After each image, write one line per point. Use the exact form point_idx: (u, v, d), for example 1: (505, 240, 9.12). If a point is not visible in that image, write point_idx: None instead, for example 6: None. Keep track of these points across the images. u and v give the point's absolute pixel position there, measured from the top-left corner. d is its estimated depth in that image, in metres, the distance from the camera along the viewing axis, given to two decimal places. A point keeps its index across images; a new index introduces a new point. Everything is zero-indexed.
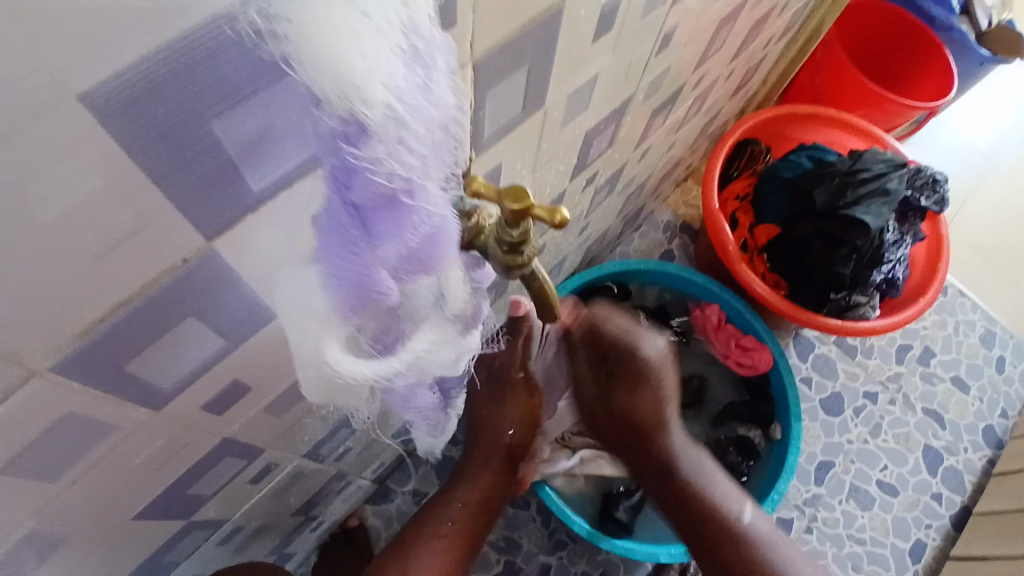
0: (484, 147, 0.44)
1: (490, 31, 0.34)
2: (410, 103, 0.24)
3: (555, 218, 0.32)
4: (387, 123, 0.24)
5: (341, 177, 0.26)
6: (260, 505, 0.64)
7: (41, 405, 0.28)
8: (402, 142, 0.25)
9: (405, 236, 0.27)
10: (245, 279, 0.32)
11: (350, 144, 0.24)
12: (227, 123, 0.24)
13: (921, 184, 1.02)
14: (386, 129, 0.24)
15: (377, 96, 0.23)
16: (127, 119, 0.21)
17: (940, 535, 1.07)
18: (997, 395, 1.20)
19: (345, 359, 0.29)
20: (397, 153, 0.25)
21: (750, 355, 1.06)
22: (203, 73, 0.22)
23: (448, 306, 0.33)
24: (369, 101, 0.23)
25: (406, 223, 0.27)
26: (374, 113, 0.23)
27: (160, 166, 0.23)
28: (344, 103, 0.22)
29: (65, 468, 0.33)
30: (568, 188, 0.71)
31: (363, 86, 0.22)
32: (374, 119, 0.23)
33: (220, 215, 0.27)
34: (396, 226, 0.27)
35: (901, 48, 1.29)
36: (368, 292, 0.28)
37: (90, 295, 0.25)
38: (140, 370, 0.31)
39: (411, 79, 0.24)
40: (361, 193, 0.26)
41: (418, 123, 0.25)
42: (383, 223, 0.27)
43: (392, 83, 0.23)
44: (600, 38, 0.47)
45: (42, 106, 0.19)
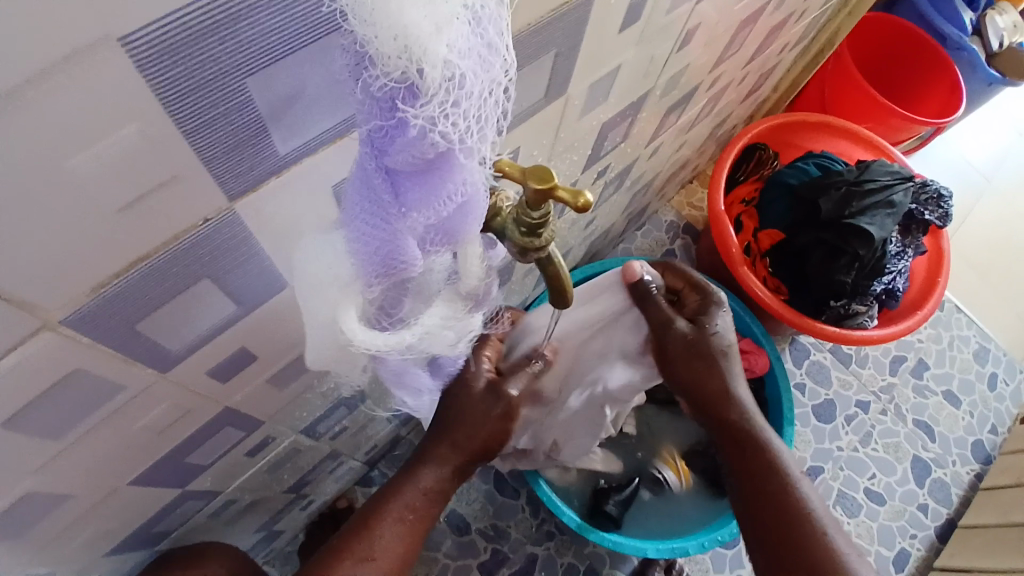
0: (505, 130, 0.43)
1: (524, 12, 0.34)
2: (466, 69, 0.23)
3: (578, 201, 0.32)
4: (440, 88, 0.23)
5: (383, 138, 0.25)
6: (254, 479, 0.64)
7: (51, 358, 0.27)
8: (456, 110, 0.24)
9: (437, 206, 0.27)
10: (262, 246, 0.32)
11: (401, 103, 0.23)
12: (262, 81, 0.24)
13: (926, 198, 1.04)
14: (440, 94, 0.23)
15: (438, 55, 0.22)
16: (165, 68, 0.21)
17: (925, 545, 1.08)
18: (987, 411, 1.21)
19: (364, 331, 0.32)
20: (452, 117, 0.24)
21: (745, 358, 1.04)
22: (246, 28, 0.22)
23: (458, 285, 0.36)
24: (429, 62, 0.22)
25: (440, 191, 0.27)
26: (431, 76, 0.22)
27: (191, 120, 0.23)
28: (403, 57, 0.22)
29: (70, 427, 0.33)
30: (580, 180, 0.71)
31: (425, 44, 0.22)
32: (429, 80, 0.23)
33: (245, 175, 0.27)
34: (430, 195, 0.27)
35: (909, 63, 1.29)
36: (391, 250, 0.29)
37: (112, 247, 0.25)
38: (151, 331, 0.31)
39: (469, 40, 0.23)
40: (404, 158, 0.25)
41: (471, 88, 0.24)
42: (417, 189, 0.27)
43: (451, 47, 0.22)
44: (626, 29, 0.47)
45: (81, 46, 0.18)
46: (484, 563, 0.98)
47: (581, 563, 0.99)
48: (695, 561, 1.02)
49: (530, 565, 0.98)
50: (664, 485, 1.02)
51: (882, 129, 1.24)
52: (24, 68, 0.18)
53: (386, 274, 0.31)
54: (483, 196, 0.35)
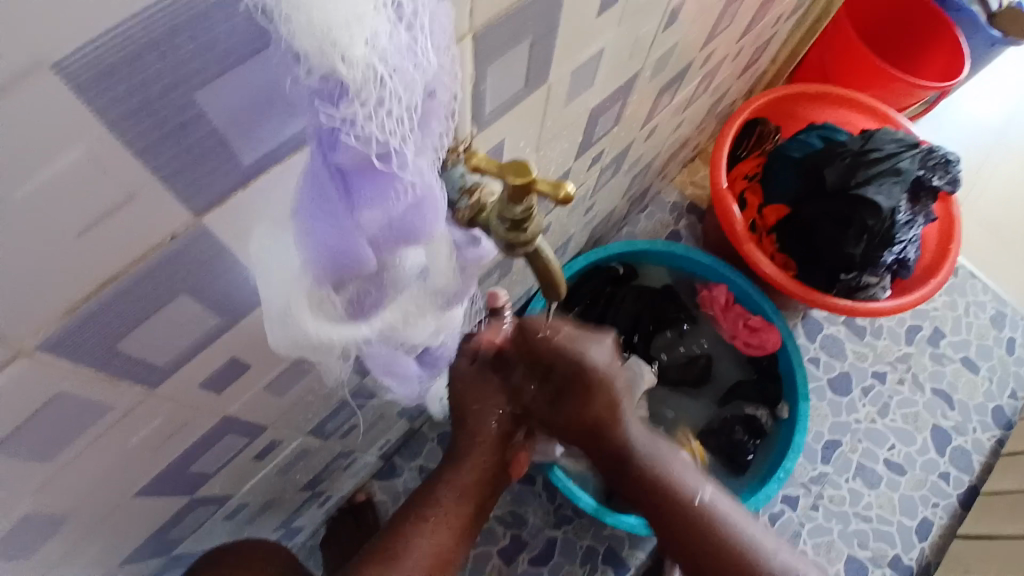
0: (485, 123, 0.43)
1: (489, 2, 0.33)
2: (391, 67, 0.23)
3: (559, 193, 0.32)
4: (369, 85, 0.22)
5: (324, 137, 0.25)
6: (266, 481, 0.64)
7: (33, 382, 0.28)
8: (383, 107, 0.23)
9: (384, 204, 0.27)
10: (237, 258, 0.32)
11: (329, 102, 0.23)
12: (210, 93, 0.23)
13: (932, 164, 1.00)
14: (368, 90, 0.23)
15: (359, 54, 0.21)
16: (106, 88, 0.20)
17: (947, 513, 1.07)
18: (1007, 376, 1.19)
19: (318, 320, 0.31)
20: (380, 117, 0.24)
21: (758, 335, 1.06)
22: (185, 40, 0.21)
23: (431, 280, 0.36)
24: (349, 59, 0.21)
25: (386, 189, 0.26)
26: (353, 73, 0.22)
27: (142, 138, 0.23)
28: (323, 58, 0.21)
29: (64, 445, 0.33)
30: (573, 167, 0.70)
31: (343, 40, 0.21)
32: (353, 78, 0.22)
33: (209, 189, 0.27)
34: (375, 191, 0.26)
35: (908, 28, 1.26)
36: (345, 254, 0.28)
37: (79, 269, 0.25)
38: (133, 349, 0.31)
39: (396, 39, 0.23)
40: (343, 157, 0.25)
41: (400, 85, 0.24)
42: (362, 187, 0.26)
43: (374, 40, 0.22)
44: (605, 11, 0.46)
45: (13, 75, 0.18)
46: (503, 550, 0.98)
47: (600, 545, 0.99)
48: None
49: (549, 550, 0.99)
50: None
51: (884, 95, 1.21)
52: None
53: (339, 273, 0.29)
54: (465, 194, 0.34)
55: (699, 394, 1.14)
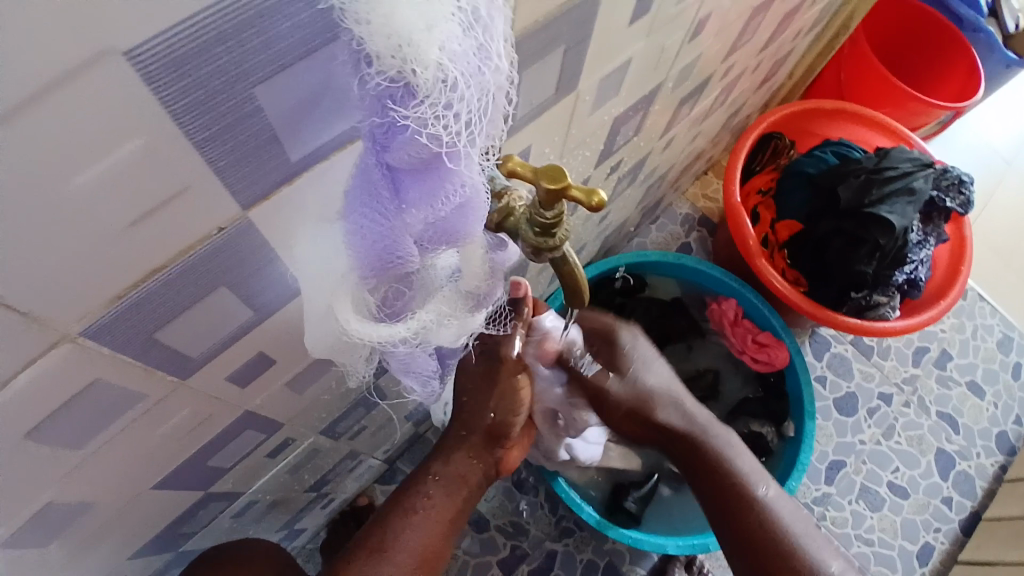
0: (515, 129, 0.43)
1: (531, 8, 0.33)
2: (460, 70, 0.23)
3: (591, 200, 0.32)
4: (436, 88, 0.23)
5: (378, 137, 0.25)
6: (276, 480, 0.64)
7: (72, 369, 0.28)
8: (450, 109, 0.24)
9: (435, 203, 0.27)
10: (278, 256, 0.32)
11: (395, 102, 0.23)
12: (270, 89, 0.24)
13: (946, 185, 1.01)
14: (435, 92, 0.23)
15: (432, 58, 0.22)
16: (173, 77, 0.21)
17: (949, 539, 1.07)
18: (1012, 401, 1.18)
19: (357, 318, 0.32)
20: (445, 119, 0.24)
21: (766, 351, 1.05)
22: (250, 36, 0.22)
23: (460, 282, 0.36)
24: (424, 61, 0.22)
25: (438, 190, 0.27)
26: (426, 75, 0.22)
27: (201, 128, 0.23)
28: (396, 60, 0.22)
29: (93, 434, 0.33)
30: (592, 175, 0.70)
31: (418, 43, 0.21)
32: (424, 80, 0.22)
33: (258, 183, 0.27)
34: (427, 192, 0.27)
35: (925, 48, 1.27)
36: (389, 249, 0.29)
37: (126, 259, 0.25)
38: (168, 340, 0.31)
39: (466, 42, 0.23)
40: (400, 156, 0.25)
41: (467, 88, 0.24)
42: (416, 187, 0.27)
43: (446, 44, 0.22)
44: (635, 21, 0.46)
45: (82, 63, 0.18)
46: (504, 559, 0.98)
47: (601, 559, 0.99)
48: (717, 558, 1.02)
49: (550, 562, 0.98)
50: (683, 482, 1.02)
51: (900, 114, 1.21)
52: (22, 87, 0.18)
53: (381, 270, 0.31)
54: (494, 198, 0.35)
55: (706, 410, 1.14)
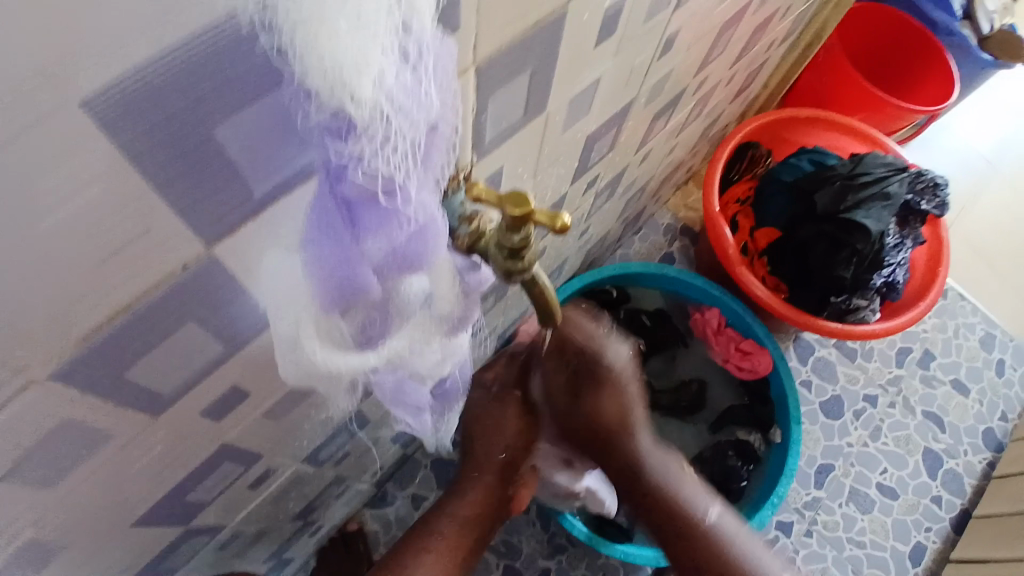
0: (486, 151, 0.43)
1: (493, 35, 0.34)
2: (396, 106, 0.23)
3: (555, 224, 0.32)
4: (374, 122, 0.23)
5: (331, 170, 0.25)
6: (260, 509, 0.64)
7: (40, 412, 0.28)
8: (388, 142, 0.24)
9: (391, 230, 0.27)
10: (247, 287, 0.32)
11: (338, 138, 0.24)
12: (227, 130, 0.24)
13: (921, 188, 1.02)
14: (374, 126, 0.23)
15: (367, 95, 0.22)
16: (129, 124, 0.21)
17: (940, 537, 1.07)
18: (997, 398, 1.20)
19: (324, 346, 0.31)
20: (383, 153, 0.24)
21: (749, 359, 1.06)
22: (202, 80, 0.22)
23: (434, 306, 0.35)
24: (357, 98, 0.21)
25: (392, 219, 0.27)
26: (360, 112, 0.22)
27: (160, 174, 0.23)
28: (331, 97, 0.21)
29: (66, 475, 0.33)
30: (569, 192, 0.70)
31: (351, 80, 0.21)
32: (361, 117, 0.22)
33: (221, 221, 0.27)
34: (381, 220, 0.27)
35: (899, 52, 1.29)
36: (349, 282, 0.28)
37: (92, 301, 0.25)
38: (139, 377, 0.31)
39: (401, 78, 0.23)
40: (349, 188, 0.25)
41: (406, 124, 0.24)
42: (369, 216, 0.27)
43: (380, 79, 0.22)
44: (602, 41, 0.47)
45: (42, 112, 0.18)
46: None
47: (595, 574, 0.99)
48: None
49: None
50: None
51: (875, 120, 1.24)
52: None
53: (346, 300, 0.29)
54: (464, 221, 0.35)
55: (693, 419, 1.15)
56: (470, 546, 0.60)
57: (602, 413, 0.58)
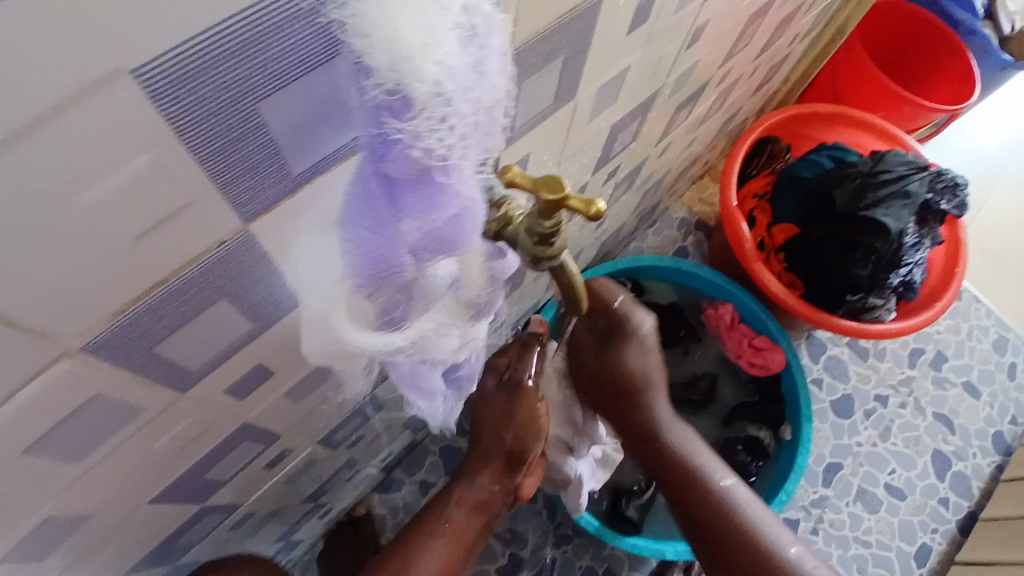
0: (514, 137, 0.43)
1: (531, 20, 0.33)
2: (455, 86, 0.23)
3: (590, 210, 0.32)
4: (432, 101, 0.23)
5: (377, 147, 0.24)
6: (274, 490, 0.64)
7: (72, 385, 0.28)
8: (445, 121, 0.24)
9: (431, 213, 0.27)
10: (278, 267, 0.32)
11: (393, 116, 0.23)
12: (275, 105, 0.24)
13: (941, 187, 1.02)
14: (431, 105, 0.23)
15: (429, 73, 0.22)
16: (181, 95, 0.21)
17: (946, 540, 1.07)
18: (1008, 402, 1.19)
19: (354, 328, 0.32)
20: (440, 132, 0.24)
21: (762, 355, 1.06)
22: (259, 52, 0.22)
23: (460, 292, 0.36)
24: (420, 75, 0.22)
25: (434, 200, 0.27)
26: (421, 88, 0.22)
27: (206, 146, 0.23)
28: (394, 74, 0.21)
29: (93, 448, 0.33)
30: (589, 182, 0.70)
31: (416, 57, 0.21)
32: (421, 94, 0.22)
33: (260, 197, 0.27)
34: (422, 201, 0.26)
35: (918, 51, 1.28)
36: (385, 262, 0.28)
37: (131, 274, 0.25)
38: (168, 353, 0.31)
39: (464, 57, 0.23)
40: (396, 167, 0.25)
41: (464, 103, 0.24)
42: (411, 196, 0.26)
43: (443, 59, 0.22)
44: (634, 30, 0.46)
45: (96, 81, 0.18)
46: (503, 567, 0.98)
47: (600, 565, 0.99)
48: None
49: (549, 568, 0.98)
50: None
51: (896, 118, 1.22)
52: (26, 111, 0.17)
53: (376, 281, 0.29)
54: (492, 207, 0.34)
55: (702, 416, 1.15)
56: (473, 537, 0.62)
57: (625, 368, 0.64)
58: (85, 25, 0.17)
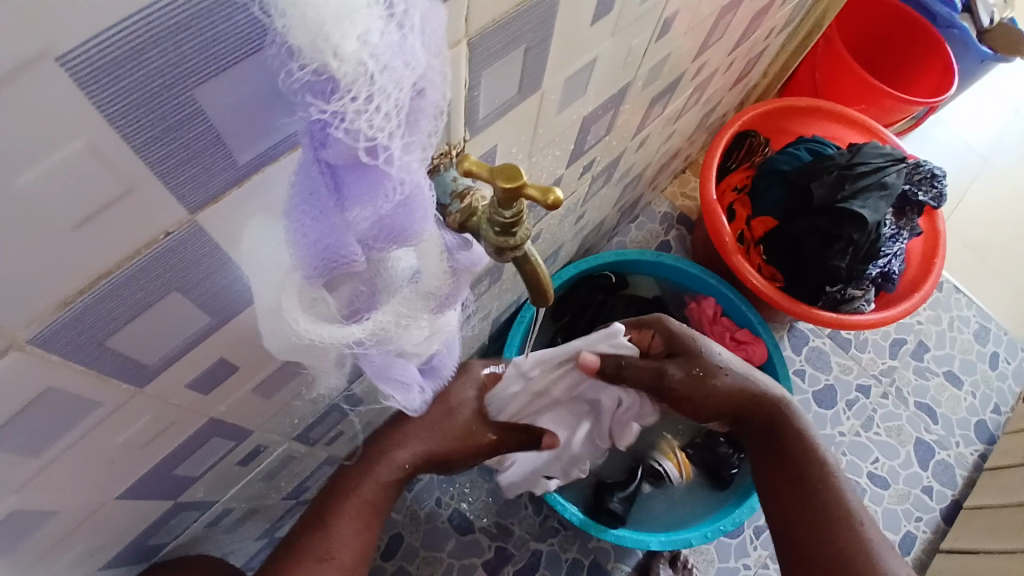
0: (478, 129, 0.43)
1: (484, 8, 0.33)
2: (382, 63, 0.23)
3: (548, 199, 0.32)
4: (359, 80, 0.22)
5: (315, 133, 0.25)
6: (251, 487, 0.64)
7: (21, 378, 0.27)
8: (371, 102, 0.23)
9: (377, 201, 0.27)
10: (231, 258, 0.32)
11: (318, 96, 0.23)
12: (209, 91, 0.23)
13: (918, 178, 1.02)
14: (358, 85, 0.22)
15: (351, 50, 0.21)
16: (107, 81, 0.20)
17: (930, 528, 1.08)
18: (990, 391, 1.20)
19: (308, 319, 0.31)
20: (368, 113, 0.23)
21: (743, 348, 1.04)
22: (186, 39, 0.21)
23: (421, 284, 0.35)
24: (340, 54, 0.21)
25: (378, 187, 0.26)
26: (343, 67, 0.22)
27: (139, 132, 0.23)
28: (316, 53, 0.21)
29: (51, 442, 0.33)
30: (564, 175, 0.70)
31: (332, 35, 0.21)
32: (345, 74, 0.22)
33: (205, 186, 0.27)
34: (366, 189, 0.26)
35: (898, 45, 1.28)
36: (334, 249, 0.28)
37: (75, 263, 0.25)
38: (122, 346, 0.31)
39: (387, 35, 0.22)
40: (333, 153, 0.25)
41: (393, 83, 0.23)
42: (354, 183, 0.26)
43: (365, 36, 0.22)
44: (598, 21, 0.46)
45: (18, 67, 0.18)
46: (488, 562, 0.98)
47: (586, 558, 0.99)
48: (701, 553, 1.02)
49: (535, 562, 0.98)
50: (663, 478, 1.01)
51: (874, 112, 1.23)
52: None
53: (327, 271, 0.30)
54: (456, 199, 0.35)
55: None
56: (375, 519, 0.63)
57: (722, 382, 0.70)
58: (9, 13, 0.17)
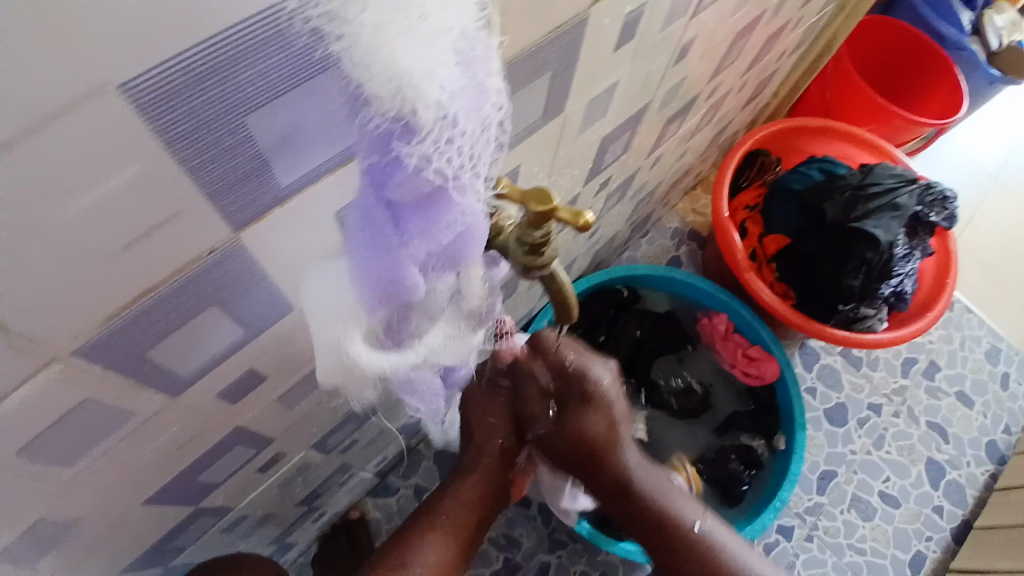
0: (504, 149, 0.44)
1: (517, 38, 0.34)
2: (456, 106, 0.24)
3: (579, 221, 0.33)
4: (436, 124, 0.24)
5: (381, 173, 0.25)
6: (267, 494, 0.65)
7: (62, 389, 0.28)
8: (451, 142, 0.25)
9: (439, 233, 0.28)
10: (266, 273, 0.33)
11: (399, 142, 0.24)
12: (260, 119, 0.25)
13: (931, 200, 1.02)
14: (436, 129, 0.24)
15: (433, 97, 0.23)
16: (163, 109, 0.22)
17: (940, 547, 1.07)
18: (1001, 411, 1.20)
19: (369, 348, 0.33)
20: (448, 153, 0.25)
21: (756, 364, 1.06)
22: (241, 69, 0.23)
23: (463, 306, 0.36)
24: (426, 101, 0.23)
25: (443, 219, 0.28)
26: (428, 114, 0.23)
27: (193, 157, 0.24)
28: (398, 101, 0.22)
29: (86, 450, 0.34)
30: (580, 192, 0.71)
31: (419, 85, 0.22)
32: (426, 119, 0.23)
33: (251, 206, 0.28)
34: (432, 222, 0.28)
35: (908, 65, 1.29)
36: (396, 282, 0.29)
37: (122, 280, 0.26)
38: (161, 357, 0.32)
39: (461, 80, 0.24)
40: (404, 191, 0.26)
41: (465, 122, 0.25)
42: (419, 218, 0.27)
43: (444, 83, 0.23)
44: (621, 46, 0.47)
45: (79, 97, 0.19)
46: (496, 573, 0.98)
47: (594, 571, 0.99)
48: None
49: (542, 574, 0.99)
50: None
51: (886, 131, 1.23)
52: (9, 126, 0.18)
53: (388, 300, 0.31)
54: (483, 217, 0.35)
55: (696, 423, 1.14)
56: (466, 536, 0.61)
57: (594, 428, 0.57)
58: (72, 51, 0.18)
